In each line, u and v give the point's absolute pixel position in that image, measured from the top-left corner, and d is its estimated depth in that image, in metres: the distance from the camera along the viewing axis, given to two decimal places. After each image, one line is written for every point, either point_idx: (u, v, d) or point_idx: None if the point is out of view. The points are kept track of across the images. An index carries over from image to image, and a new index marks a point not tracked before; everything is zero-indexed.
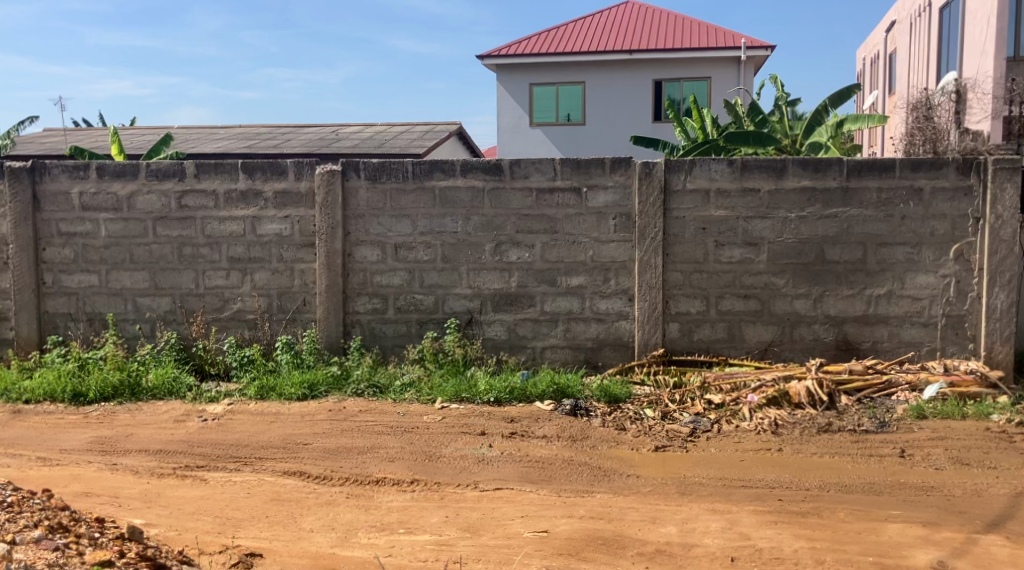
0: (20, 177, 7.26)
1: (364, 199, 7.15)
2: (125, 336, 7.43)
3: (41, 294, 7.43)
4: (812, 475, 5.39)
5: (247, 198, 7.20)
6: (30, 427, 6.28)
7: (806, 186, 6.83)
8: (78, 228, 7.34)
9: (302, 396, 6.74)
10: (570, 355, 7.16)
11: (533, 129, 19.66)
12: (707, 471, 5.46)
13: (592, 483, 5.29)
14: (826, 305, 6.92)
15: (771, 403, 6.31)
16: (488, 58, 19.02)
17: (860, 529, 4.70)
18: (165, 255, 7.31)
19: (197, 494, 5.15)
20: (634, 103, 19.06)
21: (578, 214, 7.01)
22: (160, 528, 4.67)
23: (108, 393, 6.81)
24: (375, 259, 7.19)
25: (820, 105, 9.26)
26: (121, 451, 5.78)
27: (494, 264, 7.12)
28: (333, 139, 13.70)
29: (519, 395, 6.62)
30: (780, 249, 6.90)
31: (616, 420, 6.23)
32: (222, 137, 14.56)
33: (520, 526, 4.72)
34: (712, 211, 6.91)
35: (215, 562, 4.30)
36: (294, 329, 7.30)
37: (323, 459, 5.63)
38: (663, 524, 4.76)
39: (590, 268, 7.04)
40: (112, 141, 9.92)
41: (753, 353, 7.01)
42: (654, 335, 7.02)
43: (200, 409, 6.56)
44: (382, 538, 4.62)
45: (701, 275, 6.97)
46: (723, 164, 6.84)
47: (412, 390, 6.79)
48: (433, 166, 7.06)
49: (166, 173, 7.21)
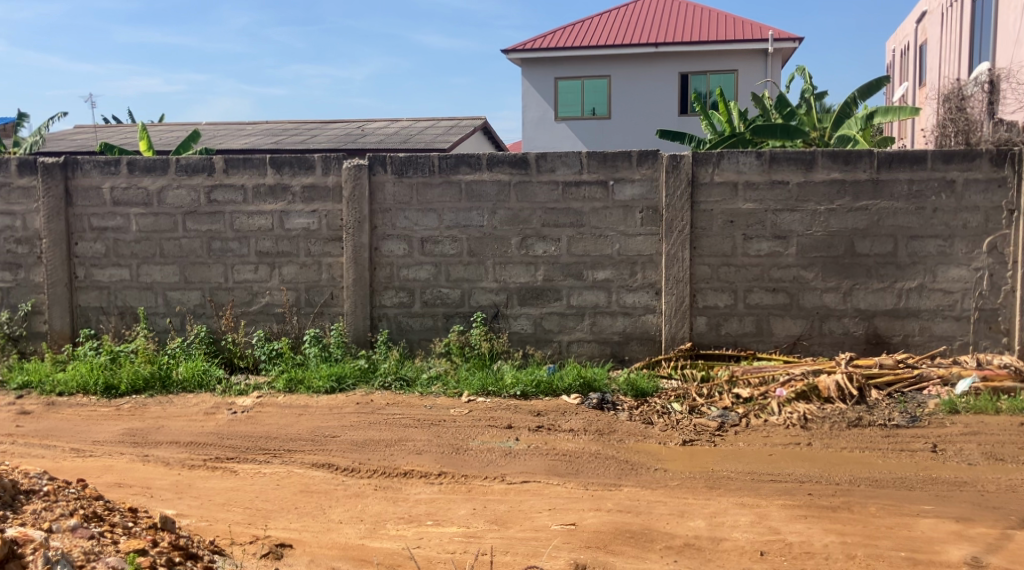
0: (53, 173, 7.34)
1: (391, 193, 7.17)
2: (156, 330, 7.51)
3: (74, 288, 7.51)
4: (842, 469, 5.35)
5: (275, 192, 7.24)
6: (63, 419, 6.37)
7: (835, 178, 6.76)
8: (109, 222, 7.41)
9: (329, 389, 6.77)
10: (596, 349, 7.15)
11: (558, 123, 19.55)
12: (737, 465, 5.43)
13: (620, 477, 5.28)
14: (856, 299, 6.85)
15: (800, 398, 6.25)
16: (511, 52, 19.02)
17: (892, 524, 4.66)
18: (194, 250, 7.37)
19: (227, 485, 5.20)
20: (661, 97, 18.97)
21: (604, 208, 6.99)
22: (191, 518, 4.71)
23: (139, 385, 6.88)
24: (402, 253, 7.21)
25: (849, 98, 9.15)
26: (153, 443, 5.85)
27: (520, 258, 7.12)
28: (360, 135, 13.73)
29: (546, 388, 6.63)
30: (809, 242, 6.84)
31: (643, 414, 6.21)
32: (250, 132, 14.67)
33: (548, 518, 4.73)
34: (740, 204, 6.87)
35: (247, 552, 4.34)
36: (322, 322, 7.34)
37: (350, 451, 5.67)
38: (692, 518, 4.73)
39: (617, 262, 7.02)
40: (141, 139, 9.95)
41: (781, 347, 6.97)
42: (681, 329, 6.99)
43: (229, 402, 6.62)
44: (410, 530, 4.64)
45: (729, 268, 6.93)
46: (751, 157, 6.81)
47: (438, 383, 6.81)
48: (459, 160, 7.07)
49: (196, 167, 7.27)
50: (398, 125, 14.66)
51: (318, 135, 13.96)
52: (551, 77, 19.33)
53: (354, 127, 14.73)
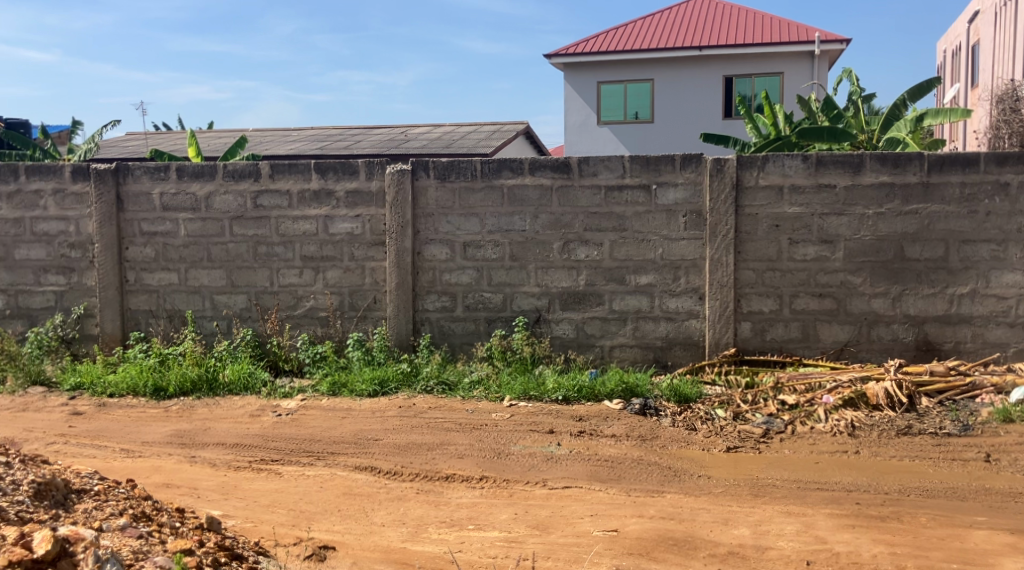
0: (105, 179, 7.50)
1: (433, 198, 7.21)
2: (203, 333, 7.63)
3: (124, 292, 7.66)
4: (891, 478, 5.25)
5: (320, 197, 7.31)
6: (114, 420, 6.50)
7: (884, 181, 6.64)
8: (159, 227, 7.55)
9: (372, 392, 6.81)
10: (639, 354, 7.10)
11: (600, 128, 19.51)
12: (782, 473, 5.36)
13: (663, 484, 5.24)
14: (906, 304, 6.72)
15: (847, 405, 6.15)
16: (554, 56, 18.99)
17: (943, 535, 4.55)
18: (241, 254, 7.48)
19: (272, 487, 5.27)
20: (707, 101, 18.83)
21: (647, 212, 6.95)
22: (237, 520, 4.77)
23: (187, 387, 6.98)
24: (444, 258, 7.24)
25: (898, 99, 8.98)
26: (200, 444, 5.94)
27: (562, 262, 7.10)
28: (402, 140, 13.82)
29: (587, 393, 6.59)
30: (857, 246, 6.73)
31: (686, 420, 6.15)
32: (296, 139, 14.85)
33: (590, 524, 4.71)
34: (786, 208, 6.78)
35: (291, 553, 4.38)
36: (365, 326, 7.40)
37: (393, 455, 5.70)
38: (736, 526, 4.68)
39: (660, 266, 6.98)
40: (190, 145, 10.13)
41: (828, 353, 6.86)
42: (726, 335, 6.92)
43: (275, 404, 6.69)
44: (452, 534, 4.65)
45: (774, 273, 6.84)
46: (797, 160, 6.72)
47: (480, 387, 6.82)
48: (501, 164, 7.08)
49: (242, 173, 7.38)
50: (442, 130, 14.74)
51: (362, 141, 14.08)
52: (594, 81, 19.29)
53: (397, 132, 14.83)
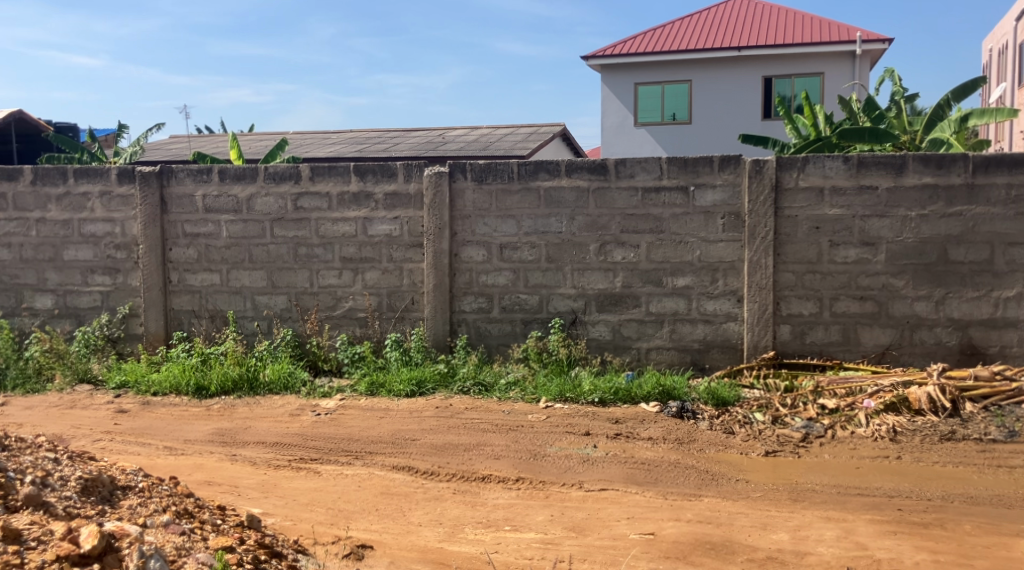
0: (149, 182, 7.65)
1: (470, 200, 7.24)
2: (244, 333, 7.75)
3: (168, 292, 7.80)
4: (934, 485, 5.17)
5: (358, 199, 7.39)
6: (158, 418, 6.62)
7: (927, 183, 6.55)
8: (201, 229, 7.68)
9: (410, 392, 6.86)
10: (676, 356, 7.07)
11: (637, 129, 19.44)
12: (822, 478, 5.30)
13: (700, 487, 5.21)
14: (950, 308, 6.61)
15: (889, 409, 6.06)
16: (593, 58, 18.96)
17: (988, 544, 4.47)
18: (281, 255, 7.58)
19: (311, 485, 5.33)
20: (748, 102, 18.67)
21: (685, 214, 6.92)
22: (277, 518, 4.83)
23: (228, 386, 7.09)
24: (481, 259, 7.27)
25: (942, 99, 8.83)
26: (241, 443, 6.04)
27: (599, 264, 7.10)
28: (440, 142, 13.90)
29: (624, 395, 6.58)
30: (899, 249, 6.64)
31: (724, 423, 6.11)
32: (335, 141, 15.00)
33: (627, 527, 4.70)
34: (826, 210, 6.71)
35: (330, 552, 4.43)
36: (403, 327, 7.45)
37: (430, 455, 5.74)
38: (775, 531, 4.64)
39: (697, 268, 6.94)
40: (232, 147, 10.28)
41: (870, 357, 6.77)
42: (765, 337, 6.86)
43: (314, 404, 6.77)
44: (488, 534, 4.67)
45: (814, 276, 6.77)
46: (838, 161, 6.65)
47: (516, 389, 6.84)
48: (538, 166, 7.10)
49: (283, 175, 7.48)
50: (479, 132, 14.79)
51: (400, 143, 14.19)
52: (632, 83, 19.23)
53: (435, 134, 14.91)
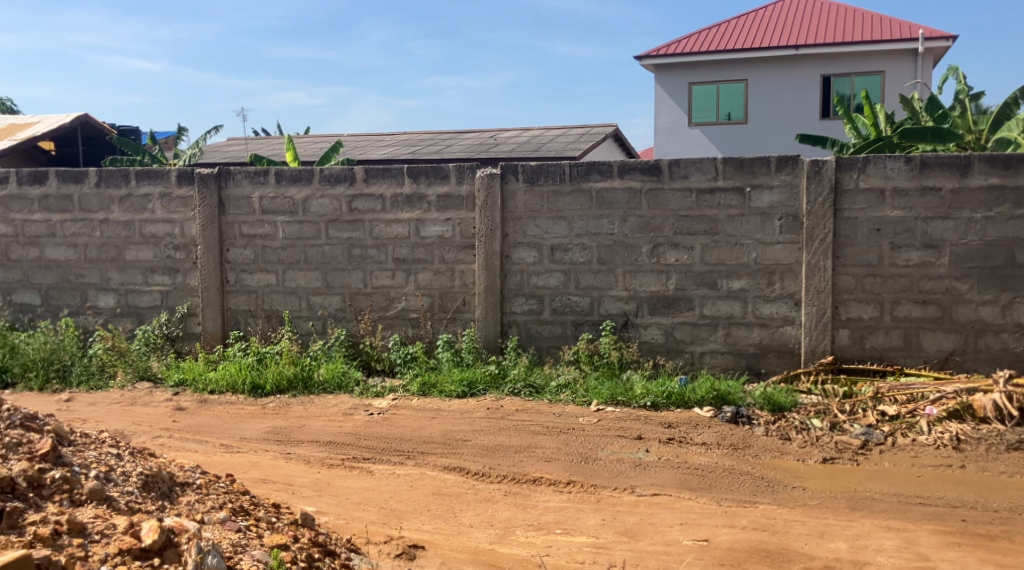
0: (208, 184, 7.81)
1: (522, 202, 7.23)
2: (299, 333, 7.84)
3: (225, 292, 7.94)
4: (1000, 496, 5.00)
5: (411, 201, 7.43)
6: (215, 415, 6.73)
7: (993, 184, 6.35)
8: (258, 230, 7.80)
9: (461, 393, 6.88)
10: (731, 360, 6.96)
11: (691, 129, 19.26)
12: (882, 487, 5.16)
13: (755, 494, 5.12)
14: (1017, 313, 6.40)
15: (952, 417, 5.88)
16: (647, 57, 18.82)
17: None
18: (336, 256, 7.66)
19: (363, 485, 5.37)
20: (807, 102, 18.35)
21: (740, 215, 6.81)
22: (330, 516, 4.87)
23: (283, 385, 7.18)
24: (532, 260, 7.25)
25: (1009, 97, 8.56)
26: (295, 441, 6.11)
27: (652, 266, 7.02)
28: (493, 144, 13.92)
29: (677, 399, 6.50)
30: (964, 252, 6.44)
31: (780, 429, 5.99)
32: (390, 143, 15.12)
33: (679, 533, 4.63)
34: (888, 212, 6.54)
35: (382, 552, 4.44)
36: (454, 328, 7.47)
37: (480, 456, 5.74)
38: (832, 540, 4.53)
39: (753, 271, 6.83)
40: (289, 149, 10.42)
41: (932, 363, 6.58)
42: (822, 342, 6.72)
43: (367, 404, 6.82)
44: (539, 537, 4.65)
45: (875, 279, 6.61)
46: (900, 162, 6.48)
47: (568, 391, 6.80)
48: (591, 168, 7.05)
49: (338, 177, 7.56)
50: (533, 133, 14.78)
51: (454, 145, 14.25)
52: (687, 83, 19.04)
53: (488, 136, 14.93)
